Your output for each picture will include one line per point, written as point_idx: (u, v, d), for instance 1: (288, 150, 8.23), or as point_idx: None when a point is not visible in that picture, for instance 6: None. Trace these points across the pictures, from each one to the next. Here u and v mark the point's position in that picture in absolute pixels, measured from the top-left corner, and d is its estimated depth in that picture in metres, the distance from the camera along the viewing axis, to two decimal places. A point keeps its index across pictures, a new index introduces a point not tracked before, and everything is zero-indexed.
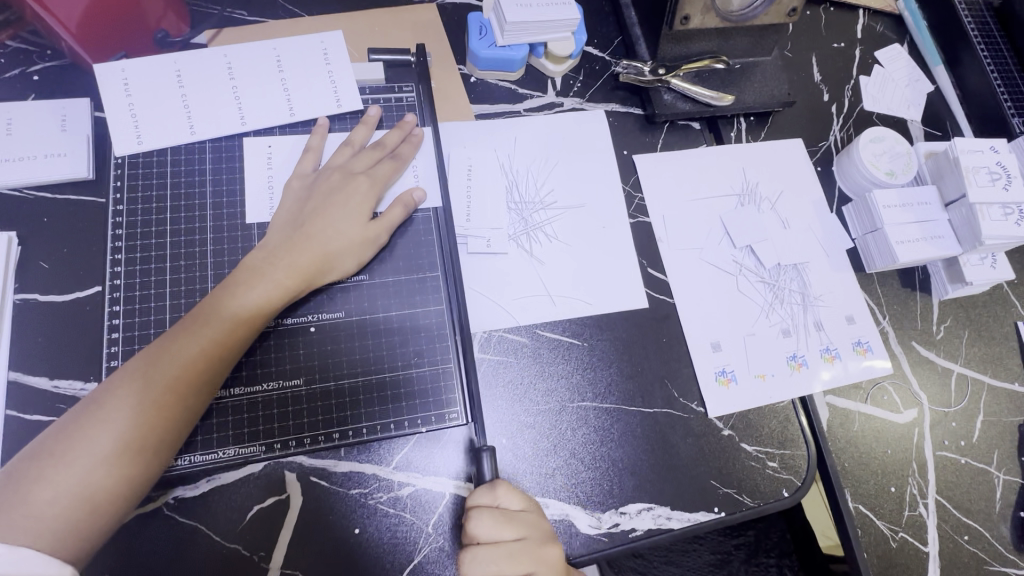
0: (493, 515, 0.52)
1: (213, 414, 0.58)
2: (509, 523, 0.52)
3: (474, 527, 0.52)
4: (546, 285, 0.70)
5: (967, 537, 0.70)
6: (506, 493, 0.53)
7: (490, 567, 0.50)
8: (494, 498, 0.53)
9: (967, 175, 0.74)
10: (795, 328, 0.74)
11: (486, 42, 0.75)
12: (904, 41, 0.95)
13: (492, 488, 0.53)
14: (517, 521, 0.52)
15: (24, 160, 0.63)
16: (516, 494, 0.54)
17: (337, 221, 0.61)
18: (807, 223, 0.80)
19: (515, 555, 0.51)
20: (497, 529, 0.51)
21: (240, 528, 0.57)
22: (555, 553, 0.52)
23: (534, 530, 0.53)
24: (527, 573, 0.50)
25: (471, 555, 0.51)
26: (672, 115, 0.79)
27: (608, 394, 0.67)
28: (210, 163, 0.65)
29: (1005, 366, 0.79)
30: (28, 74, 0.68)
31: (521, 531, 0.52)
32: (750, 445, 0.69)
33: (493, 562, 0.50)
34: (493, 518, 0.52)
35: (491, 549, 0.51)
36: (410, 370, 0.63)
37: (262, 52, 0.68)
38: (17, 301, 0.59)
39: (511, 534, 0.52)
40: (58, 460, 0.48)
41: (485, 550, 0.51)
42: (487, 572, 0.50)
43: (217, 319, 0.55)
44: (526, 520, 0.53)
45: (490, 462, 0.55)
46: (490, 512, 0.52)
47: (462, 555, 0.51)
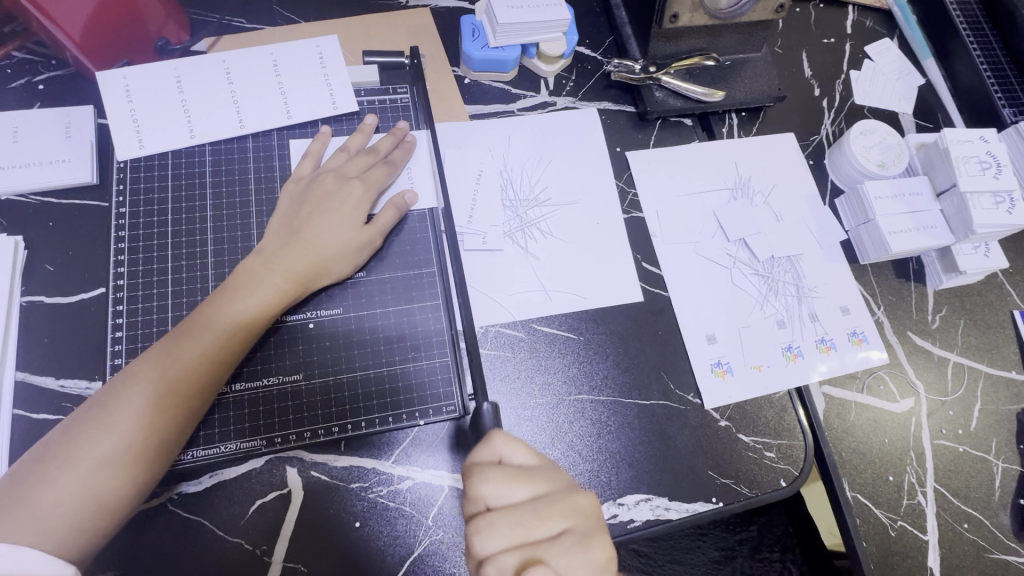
0: (501, 471, 0.48)
1: (215, 411, 0.59)
2: (519, 480, 0.48)
3: (483, 489, 0.48)
4: (542, 280, 0.71)
5: (967, 525, 0.70)
6: (508, 447, 0.50)
7: (512, 529, 0.46)
8: (495, 453, 0.50)
9: (957, 164, 0.75)
10: (790, 319, 0.75)
11: (478, 44, 0.77)
12: (894, 36, 0.96)
13: (490, 441, 0.50)
14: (528, 476, 0.49)
15: (30, 167, 0.64)
16: (522, 448, 0.50)
17: (329, 227, 0.62)
18: (800, 216, 0.81)
19: (536, 511, 0.47)
20: (508, 485, 0.48)
21: (242, 523, 0.58)
22: (576, 499, 0.49)
23: (549, 481, 0.50)
24: (553, 526, 0.47)
25: (488, 521, 0.46)
26: (663, 112, 0.80)
27: (604, 386, 0.68)
28: (210, 166, 0.67)
29: (1002, 354, 0.79)
30: (32, 84, 0.69)
31: (532, 486, 0.49)
32: (746, 436, 0.69)
33: (513, 523, 0.46)
34: (503, 475, 0.48)
35: (508, 512, 0.47)
36: (408, 365, 0.64)
37: (259, 56, 0.70)
38: (23, 303, 0.61)
39: (524, 493, 0.48)
40: (63, 461, 0.50)
41: (503, 514, 0.47)
42: (507, 536, 0.46)
43: (217, 323, 0.56)
44: (538, 473, 0.50)
45: (490, 410, 0.53)
46: (497, 470, 0.49)
47: (477, 522, 0.46)
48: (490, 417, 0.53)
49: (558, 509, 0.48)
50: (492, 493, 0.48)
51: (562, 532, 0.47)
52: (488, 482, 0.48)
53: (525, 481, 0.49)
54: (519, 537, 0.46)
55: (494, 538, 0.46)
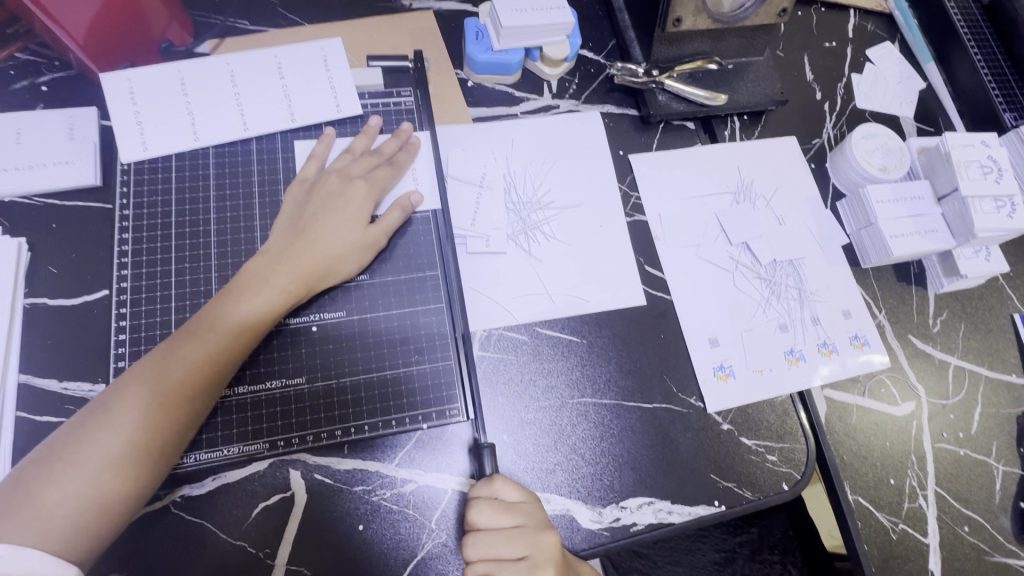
0: (490, 506, 0.55)
1: (218, 413, 0.59)
2: (505, 514, 0.55)
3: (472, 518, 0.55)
4: (545, 283, 0.71)
5: (968, 528, 0.71)
6: (502, 487, 0.57)
7: (488, 549, 0.54)
8: (491, 490, 0.56)
9: (958, 169, 0.75)
10: (792, 323, 0.75)
11: (482, 47, 0.77)
12: (895, 39, 0.97)
13: (489, 481, 0.57)
14: (512, 512, 0.55)
15: (34, 168, 0.64)
16: (513, 486, 0.57)
17: (333, 229, 0.62)
18: (802, 220, 0.81)
19: (509, 539, 0.54)
20: (495, 518, 0.55)
21: (245, 526, 0.58)
22: (548, 537, 0.55)
23: (531, 516, 0.56)
24: (518, 554, 0.54)
25: (473, 539, 0.55)
26: (666, 115, 0.80)
27: (606, 389, 0.68)
28: (214, 168, 0.67)
29: (1003, 358, 0.80)
30: (36, 85, 0.69)
31: (516, 520, 0.55)
32: (748, 439, 0.69)
33: (487, 548, 0.54)
34: (491, 509, 0.55)
35: (488, 536, 0.54)
36: (411, 368, 0.64)
37: (263, 59, 0.70)
38: (27, 305, 0.61)
39: (508, 524, 0.55)
40: (67, 463, 0.50)
41: (484, 537, 0.54)
42: (479, 556, 0.54)
43: (220, 324, 0.56)
44: (523, 509, 0.56)
45: (490, 455, 0.59)
46: (487, 503, 0.55)
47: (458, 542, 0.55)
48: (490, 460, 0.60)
49: (528, 542, 0.54)
50: (480, 520, 0.55)
51: (525, 560, 0.54)
52: (479, 513, 0.55)
53: (510, 518, 0.55)
54: (490, 558, 0.54)
55: (473, 553, 0.55)
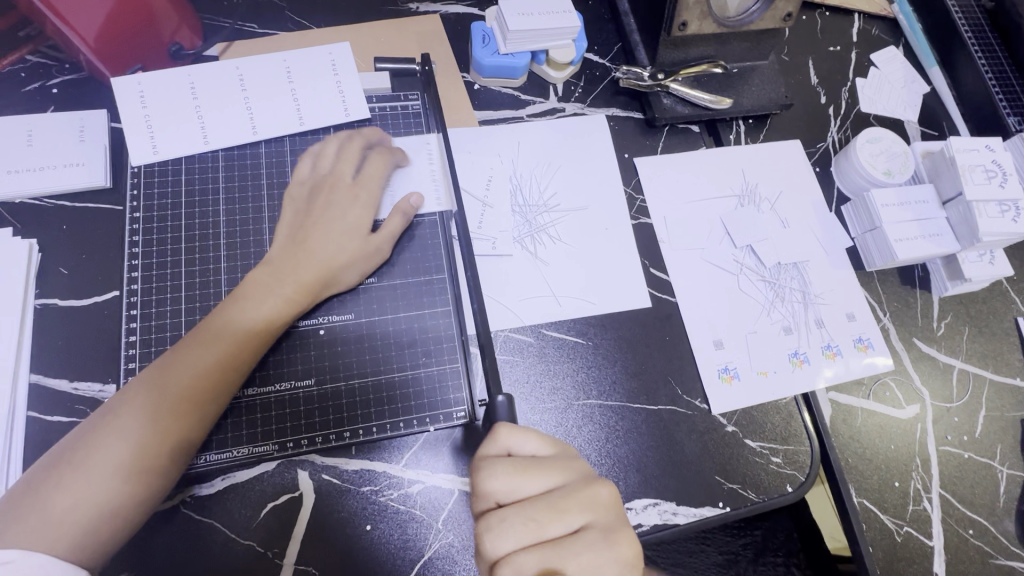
0: (510, 463, 0.48)
1: (227, 415, 0.59)
2: (531, 472, 0.48)
3: (492, 484, 0.48)
4: (551, 285, 0.72)
5: (972, 531, 0.71)
6: (515, 439, 0.50)
7: (525, 524, 0.46)
8: (502, 446, 0.50)
9: (962, 173, 0.76)
10: (797, 326, 0.75)
11: (489, 50, 0.77)
12: (899, 43, 0.97)
13: (496, 435, 0.50)
14: (538, 467, 0.49)
15: (45, 170, 0.65)
16: (530, 438, 0.51)
17: (340, 233, 0.63)
18: (806, 223, 0.82)
19: (551, 504, 0.46)
20: (518, 480, 0.48)
21: (254, 526, 0.58)
22: (595, 490, 0.48)
23: (564, 471, 0.49)
24: (569, 519, 0.46)
25: (499, 518, 0.46)
26: (671, 119, 0.81)
27: (612, 392, 0.69)
28: (223, 171, 0.68)
29: (1007, 361, 0.80)
30: (47, 87, 0.70)
31: (544, 480, 0.48)
32: (753, 441, 0.69)
33: (527, 519, 0.46)
34: (510, 469, 0.48)
35: (520, 506, 0.46)
36: (418, 371, 0.64)
37: (272, 63, 0.70)
38: (38, 306, 0.61)
39: (536, 487, 0.48)
40: (77, 467, 0.50)
41: (515, 509, 0.46)
42: (521, 533, 0.45)
43: (229, 330, 0.57)
44: (551, 463, 0.49)
45: (506, 403, 0.53)
46: (504, 463, 0.49)
47: (489, 519, 0.46)
48: (505, 410, 0.54)
49: (575, 501, 0.47)
50: (502, 489, 0.48)
51: (580, 527, 0.46)
52: (498, 477, 0.48)
53: (538, 475, 0.48)
54: (536, 533, 0.46)
55: (507, 536, 0.45)
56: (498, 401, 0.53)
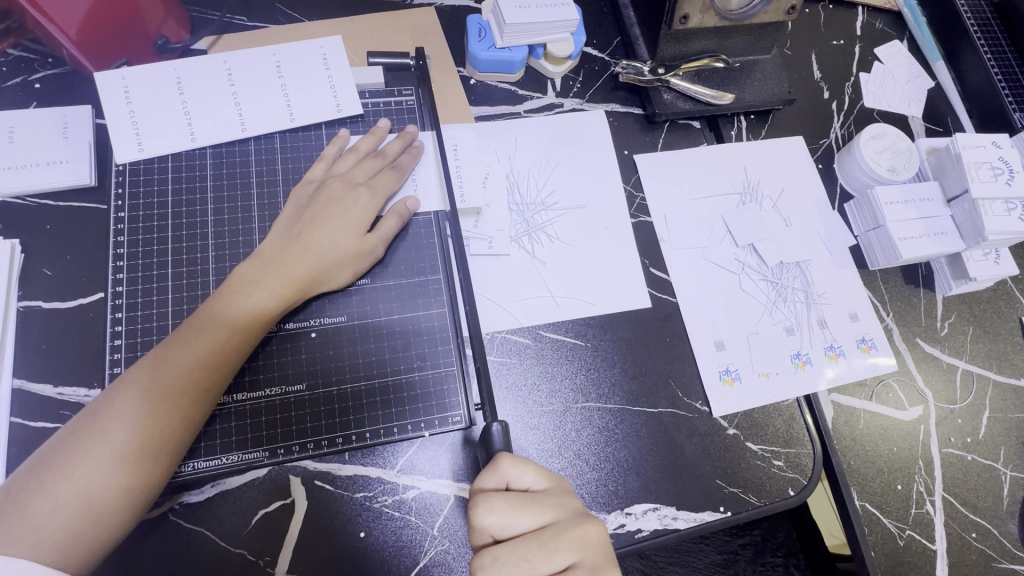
0: (505, 498, 0.47)
1: (215, 421, 0.58)
2: (526, 508, 0.48)
3: (487, 520, 0.47)
4: (550, 286, 0.70)
5: (975, 534, 0.70)
6: (514, 472, 0.49)
7: (517, 563, 0.45)
8: (501, 478, 0.49)
9: (969, 170, 0.74)
10: (799, 326, 0.74)
11: (485, 44, 0.75)
12: (903, 37, 0.95)
13: (496, 466, 0.49)
14: (534, 503, 0.48)
15: (27, 168, 0.63)
16: (528, 471, 0.49)
17: (331, 232, 0.61)
18: (809, 221, 0.80)
19: (542, 543, 0.46)
20: (513, 515, 0.47)
21: (245, 533, 0.57)
22: (586, 530, 0.48)
23: (557, 508, 0.49)
24: (559, 561, 0.46)
25: (493, 556, 0.46)
26: (672, 114, 0.79)
27: (611, 394, 0.67)
28: (211, 169, 0.66)
29: (1011, 362, 0.79)
30: (29, 82, 0.68)
31: (539, 515, 0.48)
32: (754, 444, 0.68)
33: (520, 558, 0.45)
34: (506, 503, 0.47)
35: (515, 544, 0.46)
36: (412, 374, 0.63)
37: (261, 57, 0.68)
38: (21, 309, 0.59)
39: (530, 523, 0.47)
40: (57, 472, 0.48)
41: (508, 547, 0.46)
42: (514, 571, 0.45)
43: (212, 328, 0.55)
44: (545, 499, 0.49)
45: (500, 433, 0.51)
46: (501, 496, 0.48)
47: (483, 557, 0.46)
48: (501, 439, 0.51)
49: (567, 540, 0.47)
50: (498, 524, 0.47)
51: (570, 567, 0.46)
52: (494, 512, 0.47)
53: (533, 511, 0.48)
54: (526, 572, 0.45)
55: (499, 574, 0.45)
56: (492, 429, 0.51)
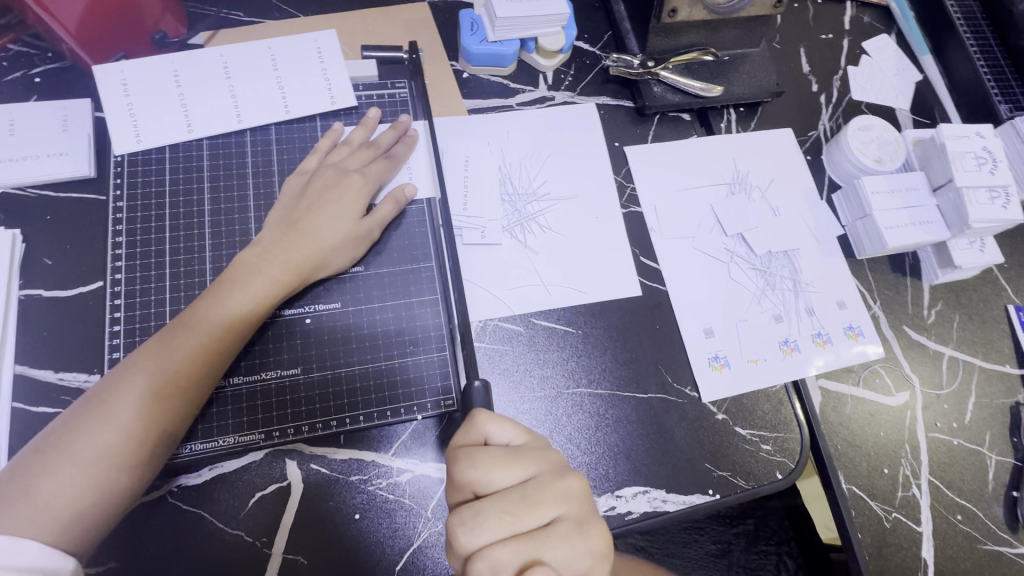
0: (489, 451, 0.47)
1: (213, 404, 0.59)
2: (509, 462, 0.47)
3: (472, 473, 0.47)
4: (541, 275, 0.71)
5: (960, 516, 0.71)
6: (494, 428, 0.50)
7: (503, 516, 0.44)
8: (479, 434, 0.50)
9: (953, 160, 0.75)
10: (788, 314, 0.75)
11: (477, 38, 0.77)
12: (891, 31, 0.97)
13: (472, 421, 0.50)
14: (516, 457, 0.48)
15: (27, 160, 0.64)
16: (506, 425, 0.50)
17: (328, 219, 0.62)
18: (797, 211, 0.81)
19: (525, 497, 0.45)
20: (498, 469, 0.47)
21: (242, 515, 0.58)
22: (569, 482, 0.47)
23: (538, 463, 0.48)
24: (546, 514, 0.45)
25: (474, 511, 0.44)
26: (661, 107, 0.80)
27: (602, 379, 0.69)
28: (208, 160, 0.67)
29: (997, 349, 0.80)
30: (29, 76, 0.69)
31: (522, 470, 0.47)
32: (743, 429, 0.69)
33: (504, 511, 0.44)
34: (491, 457, 0.47)
35: (499, 497, 0.45)
36: (406, 359, 0.64)
37: (257, 51, 0.70)
38: (22, 297, 0.61)
39: (513, 477, 0.47)
40: (63, 453, 0.50)
41: (492, 499, 0.45)
42: (498, 526, 0.44)
43: (213, 314, 0.56)
44: (525, 454, 0.48)
45: (481, 389, 0.56)
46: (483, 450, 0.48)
47: (464, 512, 0.44)
48: (481, 394, 0.57)
49: (550, 492, 0.46)
50: (481, 478, 0.47)
51: (556, 521, 0.45)
52: (478, 466, 0.47)
53: (516, 464, 0.47)
54: (511, 527, 0.44)
55: (484, 529, 0.44)
56: (474, 386, 0.56)
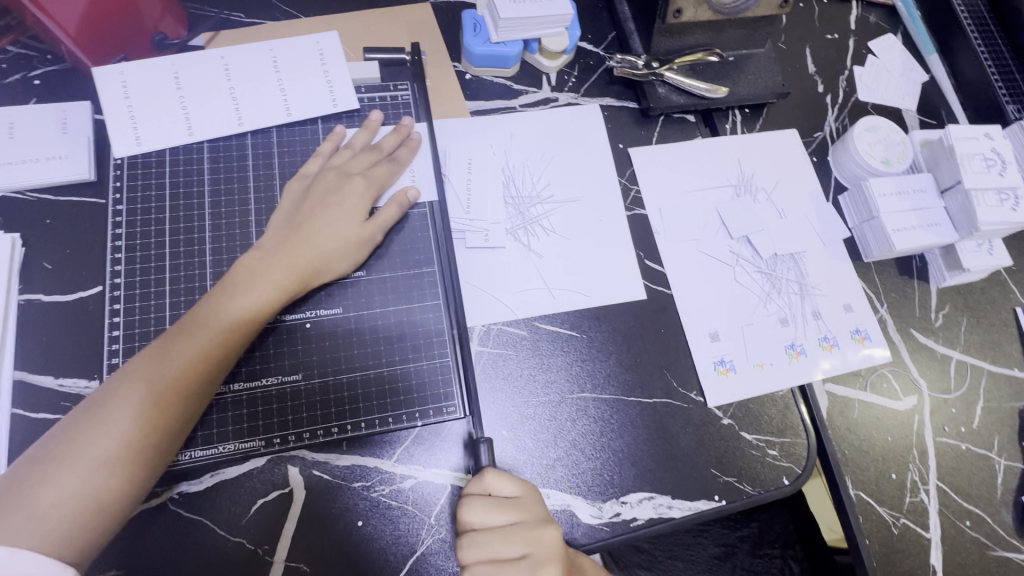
0: (484, 501, 0.54)
1: (213, 411, 0.58)
2: (501, 510, 0.54)
3: (467, 513, 0.54)
4: (545, 278, 0.71)
5: (969, 522, 0.70)
6: (496, 481, 0.55)
7: (484, 547, 0.53)
8: (483, 486, 0.55)
9: (961, 162, 0.75)
10: (794, 318, 0.75)
11: (480, 39, 0.76)
12: (897, 31, 0.96)
13: (481, 477, 0.55)
14: (507, 507, 0.54)
15: (27, 163, 0.64)
16: (507, 481, 0.55)
17: (330, 224, 0.62)
18: (803, 213, 0.81)
19: (507, 536, 0.53)
20: (489, 514, 0.54)
21: (244, 522, 0.57)
22: (545, 533, 0.53)
23: (526, 513, 0.55)
24: (518, 552, 0.53)
25: (466, 539, 0.54)
26: (666, 108, 0.80)
27: (607, 384, 0.68)
28: (209, 163, 0.66)
29: (1005, 352, 0.79)
30: (28, 78, 0.69)
31: (510, 516, 0.54)
32: (749, 434, 0.69)
33: (488, 545, 0.53)
34: (484, 505, 0.54)
35: (484, 534, 0.53)
36: (408, 365, 0.63)
37: (258, 53, 0.69)
38: (21, 302, 0.60)
39: (502, 520, 0.54)
40: (61, 462, 0.49)
41: (479, 535, 0.53)
42: (482, 553, 0.53)
43: (214, 320, 0.56)
44: (518, 505, 0.55)
45: (486, 449, 0.58)
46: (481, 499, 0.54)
47: (460, 538, 0.54)
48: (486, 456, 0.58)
49: (524, 537, 0.53)
50: (475, 518, 0.54)
51: (522, 558, 0.53)
52: (473, 509, 0.54)
53: (505, 511, 0.54)
54: (490, 556, 0.53)
55: (468, 552, 0.53)
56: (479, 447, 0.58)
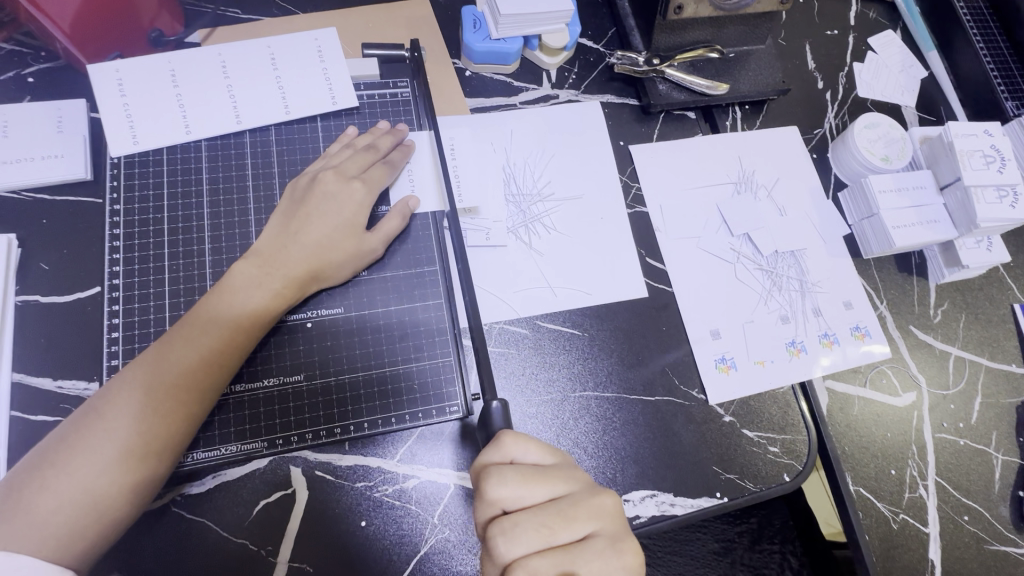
0: (518, 471, 0.47)
1: (215, 413, 0.58)
2: (539, 481, 0.47)
3: (501, 492, 0.46)
4: (547, 276, 0.71)
5: (967, 517, 0.71)
6: (517, 446, 0.48)
7: (536, 531, 0.45)
8: (505, 454, 0.48)
9: (961, 158, 0.75)
10: (794, 315, 0.75)
11: (480, 35, 0.75)
12: (897, 27, 0.96)
13: (499, 443, 0.48)
14: (546, 476, 0.47)
15: (22, 162, 0.63)
16: (531, 446, 0.49)
17: (329, 224, 0.61)
18: (803, 211, 0.81)
19: (561, 512, 0.46)
20: (526, 487, 0.46)
21: (247, 523, 0.57)
22: (602, 500, 0.47)
23: (570, 481, 0.48)
24: (582, 530, 0.46)
25: (511, 524, 0.45)
26: (667, 105, 0.79)
27: (608, 383, 0.68)
28: (207, 162, 0.66)
29: (1002, 348, 0.80)
30: (22, 76, 0.68)
31: (552, 487, 0.47)
32: (750, 431, 0.69)
33: (539, 525, 0.45)
34: (519, 476, 0.47)
35: (532, 512, 0.45)
36: (410, 365, 0.63)
37: (256, 49, 0.68)
38: (18, 303, 0.59)
39: (544, 495, 0.47)
40: (60, 468, 0.49)
41: (526, 514, 0.45)
42: (534, 539, 0.45)
43: (213, 325, 0.56)
44: (556, 472, 0.48)
45: (501, 410, 0.51)
46: (512, 470, 0.47)
47: (502, 524, 0.45)
48: (501, 417, 0.51)
49: (584, 509, 0.46)
50: (511, 496, 0.46)
51: (590, 536, 0.46)
52: (506, 485, 0.46)
53: (546, 482, 0.47)
54: (546, 540, 0.45)
55: (518, 542, 0.45)
56: (492, 407, 0.51)
